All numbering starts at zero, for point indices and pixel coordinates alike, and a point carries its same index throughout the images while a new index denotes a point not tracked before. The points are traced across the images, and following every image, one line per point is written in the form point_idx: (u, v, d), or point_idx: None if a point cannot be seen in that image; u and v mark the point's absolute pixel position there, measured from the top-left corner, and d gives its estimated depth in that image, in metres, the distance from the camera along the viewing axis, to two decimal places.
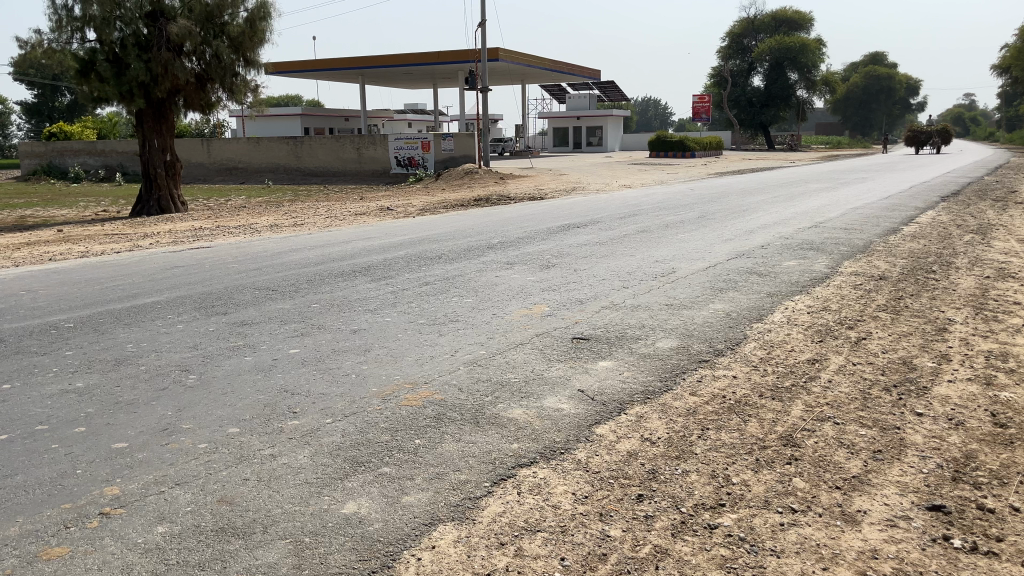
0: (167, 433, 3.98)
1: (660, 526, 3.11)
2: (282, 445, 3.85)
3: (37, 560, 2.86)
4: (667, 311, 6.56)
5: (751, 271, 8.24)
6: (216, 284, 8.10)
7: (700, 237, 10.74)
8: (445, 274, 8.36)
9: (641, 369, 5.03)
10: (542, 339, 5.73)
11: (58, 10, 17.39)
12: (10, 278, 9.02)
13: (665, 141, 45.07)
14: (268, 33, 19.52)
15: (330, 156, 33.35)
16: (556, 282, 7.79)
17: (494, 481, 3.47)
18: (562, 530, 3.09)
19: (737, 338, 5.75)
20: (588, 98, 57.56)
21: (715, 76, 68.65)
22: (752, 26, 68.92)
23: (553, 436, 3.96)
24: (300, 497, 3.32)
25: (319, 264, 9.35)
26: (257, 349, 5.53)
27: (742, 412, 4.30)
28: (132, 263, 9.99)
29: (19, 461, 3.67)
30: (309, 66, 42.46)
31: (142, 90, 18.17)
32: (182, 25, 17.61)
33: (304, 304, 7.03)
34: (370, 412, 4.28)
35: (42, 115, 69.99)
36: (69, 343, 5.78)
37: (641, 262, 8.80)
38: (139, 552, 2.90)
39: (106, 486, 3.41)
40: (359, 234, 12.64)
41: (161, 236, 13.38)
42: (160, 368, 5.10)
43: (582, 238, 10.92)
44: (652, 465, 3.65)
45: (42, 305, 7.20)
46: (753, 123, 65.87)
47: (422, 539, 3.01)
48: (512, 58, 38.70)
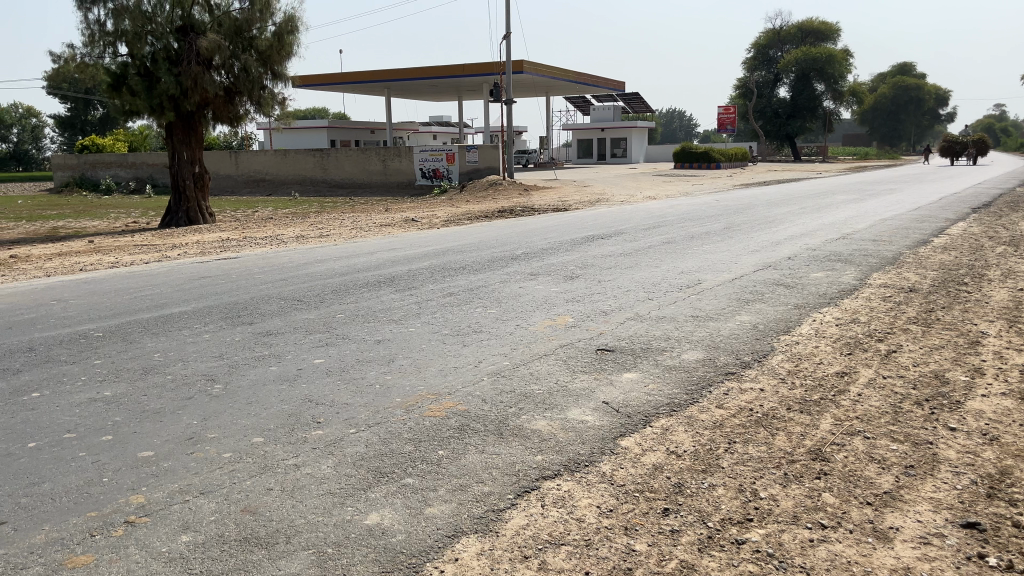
0: (192, 442, 4.01)
1: (687, 540, 3.06)
2: (306, 455, 3.85)
3: (62, 567, 2.87)
4: (692, 322, 6.50)
5: (778, 283, 8.16)
6: (243, 295, 8.15)
7: (726, 248, 10.64)
8: (470, 285, 8.36)
9: (666, 381, 4.98)
10: (566, 350, 5.71)
11: (91, 25, 17.72)
12: (42, 287, 9.17)
13: (690, 153, 44.84)
14: (296, 46, 19.71)
15: (356, 168, 33.58)
16: (580, 293, 7.75)
17: (518, 494, 3.43)
18: (587, 544, 3.05)
19: (765, 350, 5.68)
20: (613, 110, 57.57)
21: (741, 88, 68.23)
22: (778, 36, 68.25)
23: (577, 448, 3.93)
24: (324, 507, 3.31)
25: (344, 275, 9.39)
26: (282, 360, 5.55)
27: (769, 426, 4.24)
28: (161, 274, 10.11)
29: (46, 469, 3.70)
30: (336, 80, 42.83)
31: (173, 104, 18.43)
32: (212, 40, 17.88)
33: (329, 314, 7.05)
34: (393, 422, 4.28)
35: (74, 129, 71.23)
36: (98, 351, 5.86)
37: (667, 273, 8.75)
38: (163, 561, 2.91)
39: (132, 494, 3.43)
40: (383, 245, 12.69)
41: (189, 247, 13.51)
42: (186, 377, 5.14)
43: (606, 250, 10.86)
44: (679, 478, 3.60)
45: (73, 315, 7.29)
46: (780, 134, 65.29)
47: (445, 551, 2.98)
48: (537, 70, 38.77)
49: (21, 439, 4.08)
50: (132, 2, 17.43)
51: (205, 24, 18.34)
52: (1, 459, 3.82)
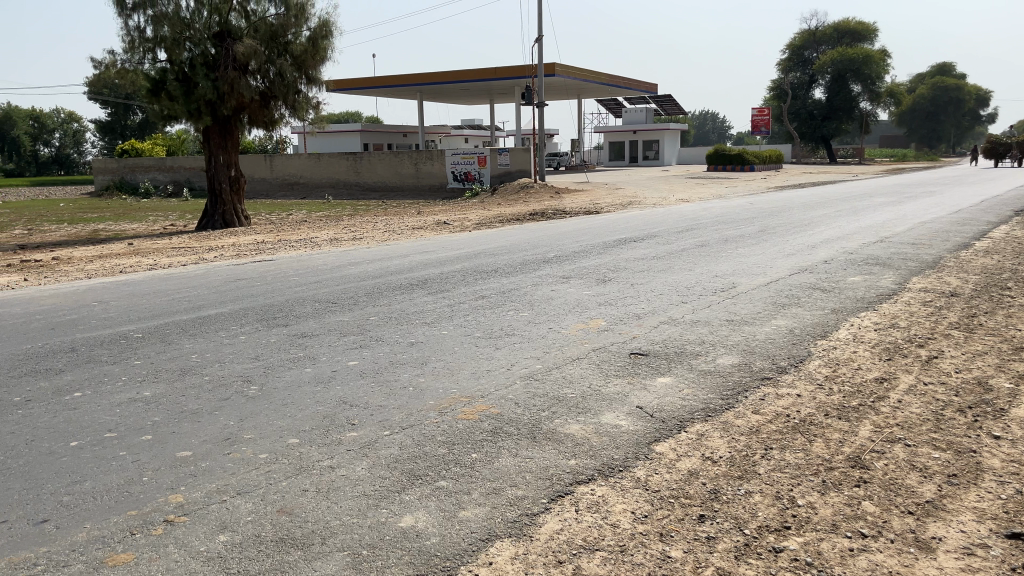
0: (229, 443, 4.05)
1: (723, 548, 3.03)
2: (340, 456, 3.88)
3: (103, 566, 2.92)
4: (727, 326, 6.43)
5: (815, 287, 8.04)
6: (278, 297, 8.23)
7: (761, 252, 10.51)
8: (502, 288, 8.36)
9: (701, 387, 4.93)
10: (599, 354, 5.68)
11: (131, 32, 18.08)
12: (83, 288, 9.37)
13: (723, 155, 44.30)
14: (330, 51, 19.88)
15: (389, 172, 33.75)
16: (613, 296, 7.71)
17: (552, 498, 3.42)
18: (622, 550, 3.03)
19: (802, 355, 5.60)
20: (645, 113, 57.33)
21: (776, 89, 67.45)
22: (813, 37, 67.31)
23: (611, 453, 3.91)
24: (358, 509, 3.33)
25: (377, 277, 9.46)
26: (317, 361, 5.60)
27: (807, 432, 4.17)
28: (198, 275, 10.27)
29: (88, 467, 3.76)
30: (369, 84, 43.19)
31: (209, 108, 18.72)
32: (248, 45, 18.12)
33: (362, 317, 7.09)
34: (427, 424, 4.29)
35: (114, 134, 72.56)
36: (138, 352, 5.96)
37: (701, 277, 8.66)
38: (202, 560, 2.94)
39: (171, 494, 3.47)
40: (416, 248, 12.77)
41: (225, 250, 13.69)
42: (223, 378, 5.21)
43: (639, 253, 10.79)
44: (714, 484, 3.56)
45: (114, 316, 7.43)
46: (815, 136, 64.42)
47: (479, 555, 2.98)
48: (568, 72, 38.64)
49: (63, 438, 4.16)
50: (171, 9, 17.76)
51: (242, 29, 18.62)
52: (45, 458, 3.90)
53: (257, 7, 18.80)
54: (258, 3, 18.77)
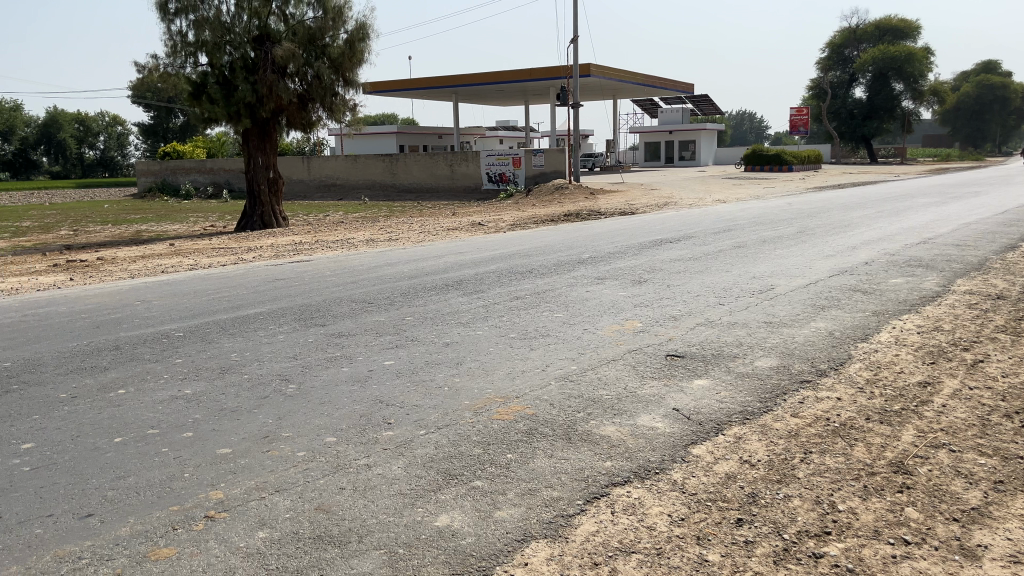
0: (268, 441, 4.10)
1: (762, 552, 2.99)
2: (377, 455, 3.90)
3: (146, 559, 2.98)
4: (765, 328, 6.36)
5: (855, 288, 7.93)
6: (316, 297, 8.33)
7: (800, 253, 10.39)
8: (536, 288, 8.37)
9: (738, 389, 4.86)
10: (635, 355, 5.65)
11: (174, 36, 18.44)
12: (127, 288, 9.58)
13: (761, 155, 43.78)
14: (367, 53, 20.03)
15: (424, 173, 33.91)
16: (648, 298, 7.67)
17: (586, 500, 3.41)
18: (659, 553, 3.01)
19: (842, 358, 5.51)
20: (681, 113, 56.94)
21: (815, 88, 66.52)
22: (854, 35, 66.03)
23: (647, 456, 3.87)
24: (395, 508, 3.34)
25: (413, 278, 9.53)
26: (353, 361, 5.64)
27: (848, 436, 4.11)
28: (238, 275, 10.44)
29: (132, 464, 3.84)
30: (405, 85, 43.45)
31: (249, 111, 18.97)
32: (287, 48, 18.37)
33: (398, 317, 7.14)
34: (462, 424, 4.31)
35: (157, 137, 73.95)
36: (179, 351, 6.05)
37: (738, 279, 8.58)
38: (242, 556, 2.98)
39: (211, 490, 3.53)
40: (451, 248, 12.85)
41: (263, 250, 13.89)
42: (262, 377, 5.27)
43: (675, 254, 10.74)
44: (753, 488, 3.52)
45: (156, 315, 7.57)
46: (855, 136, 63.38)
47: (515, 555, 2.98)
48: (604, 73, 38.50)
49: (107, 434, 4.25)
50: (212, 14, 18.10)
51: (281, 33, 18.87)
52: (90, 453, 3.98)
53: (295, 10, 19.04)
54: (297, 7, 19.01)
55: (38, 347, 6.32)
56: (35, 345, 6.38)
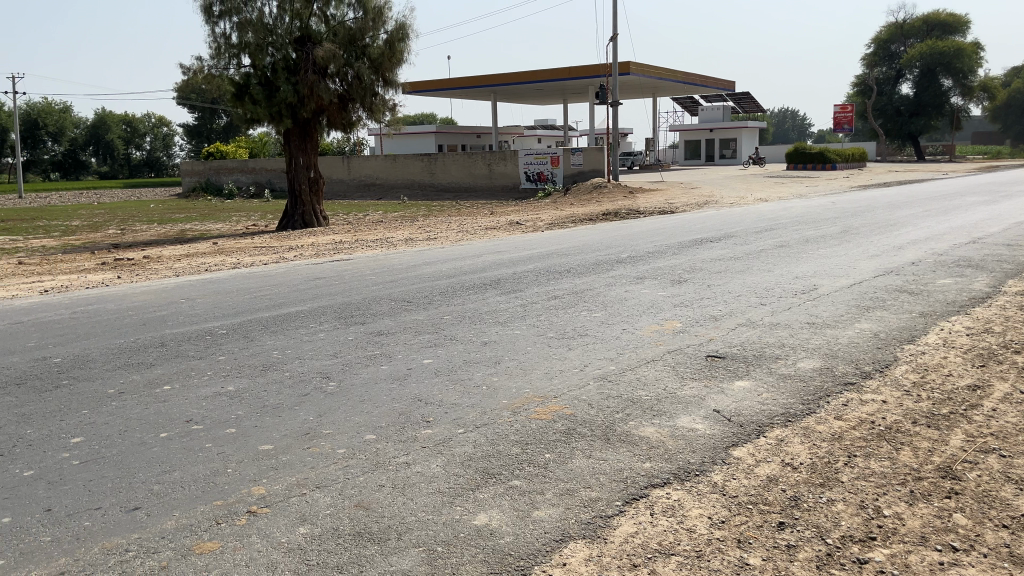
0: (308, 438, 4.15)
1: (804, 557, 2.94)
2: (415, 453, 3.92)
3: (190, 553, 3.03)
4: (808, 329, 6.27)
5: (901, 289, 7.77)
6: (355, 295, 8.42)
7: (844, 253, 10.19)
8: (574, 288, 8.35)
9: (781, 391, 4.79)
10: (675, 355, 5.60)
11: (218, 38, 18.76)
12: (171, 286, 9.76)
13: (803, 153, 43.11)
14: (406, 53, 20.15)
15: (463, 172, 34.03)
16: (689, 297, 7.60)
17: (626, 501, 3.38)
18: (698, 556, 2.98)
19: (888, 360, 5.40)
20: (722, 110, 56.30)
21: (859, 85, 65.25)
22: (901, 30, 64.49)
23: (687, 457, 3.84)
24: (433, 506, 3.36)
25: (452, 276, 9.56)
26: (392, 359, 5.68)
27: (894, 439, 4.02)
28: (279, 274, 10.58)
29: (178, 458, 3.91)
30: (444, 85, 43.66)
31: (291, 111, 19.22)
32: (327, 49, 18.58)
33: (437, 315, 7.19)
34: (500, 424, 4.31)
35: (201, 137, 75.22)
36: (222, 348, 6.15)
37: (780, 279, 8.46)
38: (283, 551, 3.02)
39: (254, 486, 3.58)
40: (488, 247, 12.88)
41: (305, 249, 14.06)
42: (303, 374, 5.33)
43: (716, 253, 10.62)
44: (795, 492, 3.47)
45: (201, 312, 7.71)
46: (901, 133, 62.04)
47: (553, 555, 2.97)
48: (643, 71, 38.22)
49: (154, 429, 4.33)
50: (255, 16, 18.39)
51: (322, 34, 19.10)
52: (136, 448, 4.07)
53: (336, 12, 19.28)
54: (337, 8, 19.23)
55: (87, 343, 6.48)
56: (85, 341, 6.54)
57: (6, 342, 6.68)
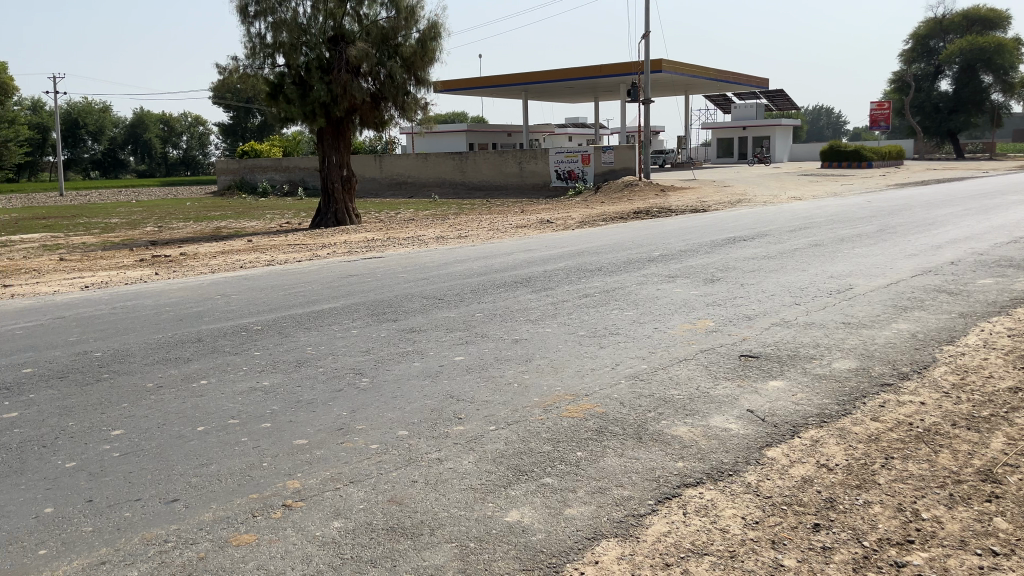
0: (342, 433, 4.19)
1: (840, 559, 2.91)
2: (448, 449, 3.95)
3: (228, 544, 3.08)
4: (844, 329, 6.20)
5: (939, 289, 7.64)
6: (388, 292, 8.49)
7: (881, 252, 10.03)
8: (606, 286, 8.33)
9: (816, 392, 4.74)
10: (707, 355, 5.56)
11: (253, 38, 18.98)
12: (207, 282, 9.93)
13: (838, 151, 42.48)
14: (438, 52, 20.23)
15: (494, 171, 34.10)
16: (722, 296, 7.55)
17: (658, 500, 3.37)
18: (731, 556, 2.96)
19: (926, 361, 5.32)
20: (756, 108, 55.71)
21: (897, 81, 64.17)
22: (941, 26, 63.26)
23: (720, 457, 3.81)
24: (466, 502, 3.38)
25: (483, 274, 9.59)
26: (425, 356, 5.71)
27: (932, 442, 3.96)
28: (313, 271, 10.69)
29: (215, 452, 3.97)
30: (476, 83, 43.79)
31: (324, 110, 19.38)
32: (360, 48, 18.72)
33: (469, 313, 7.21)
34: (532, 421, 4.32)
35: (236, 136, 76.31)
36: (257, 344, 6.23)
37: (815, 278, 8.36)
38: (318, 545, 3.06)
39: (289, 480, 3.62)
40: (519, 245, 12.92)
41: (338, 247, 14.19)
42: (336, 370, 5.39)
43: (749, 252, 10.53)
44: (831, 493, 3.43)
45: (236, 308, 7.82)
46: (940, 130, 60.86)
47: (585, 554, 2.97)
48: (676, 68, 37.95)
49: (191, 423, 4.41)
50: (289, 16, 18.55)
51: (355, 33, 19.24)
52: (174, 441, 4.14)
53: (369, 11, 19.40)
54: (370, 7, 19.36)
55: (126, 338, 6.61)
56: (125, 336, 6.67)
57: (49, 336, 6.85)
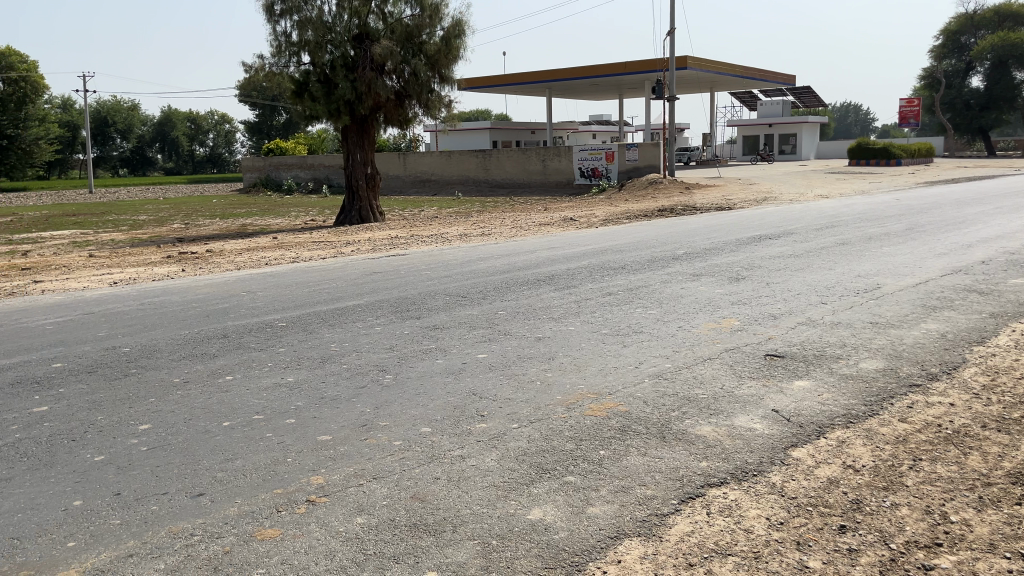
0: (365, 429, 4.22)
1: (866, 562, 2.88)
2: (471, 447, 3.95)
3: (252, 539, 3.11)
4: (871, 328, 6.12)
5: (969, 288, 7.53)
6: (412, 290, 8.49)
7: (909, 251, 9.89)
8: (630, 285, 8.29)
9: (841, 392, 4.68)
10: (732, 355, 5.50)
11: (279, 37, 19.13)
12: (232, 279, 10.02)
13: (867, 149, 41.92)
14: (463, 50, 20.25)
15: (517, 169, 34.10)
16: (747, 295, 7.49)
17: (681, 500, 3.35)
18: (756, 557, 2.94)
19: (955, 361, 5.24)
20: (782, 105, 55.19)
21: (927, 78, 63.25)
22: (972, 21, 62.27)
23: (745, 457, 3.78)
24: (488, 500, 3.38)
25: (506, 272, 9.57)
26: (448, 353, 5.72)
27: (961, 443, 3.90)
28: (337, 268, 10.76)
29: (240, 447, 4.01)
30: (499, 81, 43.81)
31: (348, 108, 19.48)
32: (385, 46, 18.79)
33: (492, 311, 7.21)
34: (555, 419, 4.31)
35: (261, 134, 77.02)
36: (282, 340, 6.28)
37: (841, 277, 8.27)
38: (341, 540, 3.07)
39: (312, 475, 3.65)
40: (544, 243, 12.89)
41: (362, 244, 14.23)
42: (360, 367, 5.41)
43: (775, 250, 10.43)
44: (857, 495, 3.39)
45: (261, 305, 7.90)
46: (971, 127, 59.91)
47: (608, 552, 2.96)
48: (701, 65, 37.66)
49: (217, 418, 4.45)
50: (315, 14, 18.67)
51: (380, 31, 19.32)
52: (200, 436, 4.18)
53: (394, 9, 19.47)
54: (395, 5, 19.43)
55: (153, 334, 6.69)
56: (152, 332, 6.75)
57: (78, 331, 6.95)
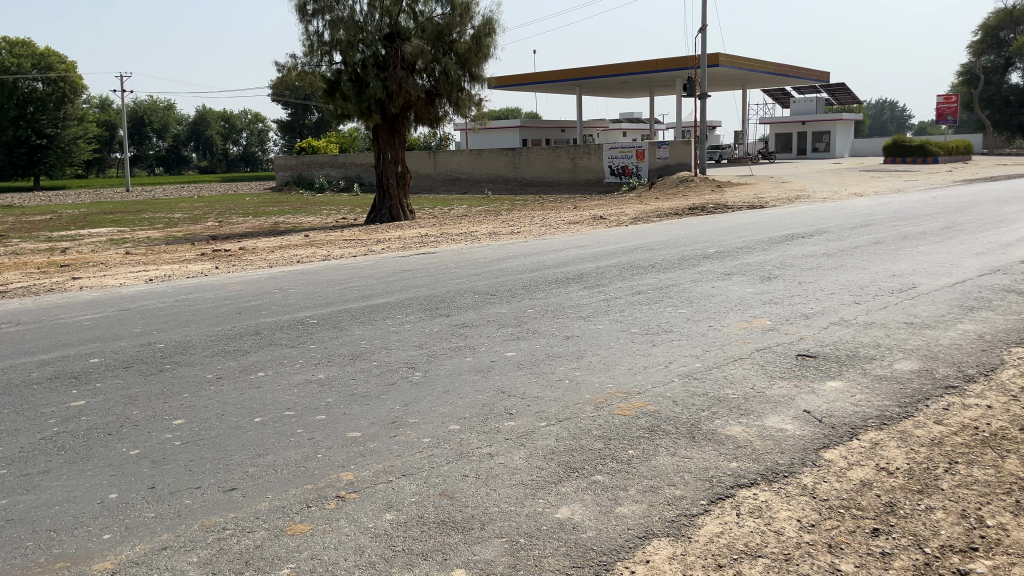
0: (395, 426, 4.25)
1: (899, 566, 2.83)
2: (499, 444, 3.96)
3: (283, 533, 3.15)
4: (906, 329, 6.02)
5: (1007, 288, 7.37)
6: (441, 288, 8.51)
7: (945, 250, 9.71)
8: (660, 284, 8.22)
9: (875, 393, 4.62)
10: (763, 355, 5.45)
11: (311, 36, 19.30)
12: (263, 276, 10.11)
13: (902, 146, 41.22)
14: (493, 48, 20.27)
15: (547, 167, 34.05)
16: (778, 294, 7.40)
17: (711, 501, 3.33)
18: (787, 559, 2.91)
19: (993, 363, 5.14)
20: (816, 102, 54.49)
21: (965, 74, 62.03)
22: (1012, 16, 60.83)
23: (776, 457, 3.75)
24: (516, 497, 3.38)
25: (535, 270, 9.55)
26: (476, 352, 5.73)
27: (998, 446, 3.83)
28: (367, 266, 10.82)
29: (271, 443, 4.06)
30: (530, 79, 43.76)
31: (379, 107, 19.61)
32: (416, 45, 18.88)
33: (520, 309, 7.21)
34: (583, 418, 4.30)
35: (294, 133, 77.68)
36: (313, 337, 6.34)
37: (876, 276, 8.15)
38: (370, 536, 3.10)
39: (342, 471, 3.68)
40: (572, 242, 12.87)
41: (392, 242, 14.31)
42: (390, 364, 5.45)
43: (807, 249, 10.30)
44: (890, 498, 3.34)
45: (293, 302, 7.96)
46: (1010, 124, 58.66)
47: (635, 552, 2.95)
48: (733, 62, 37.25)
49: (248, 414, 4.51)
50: (346, 13, 18.80)
51: (411, 30, 19.41)
52: (233, 431, 4.24)
53: (425, 7, 19.56)
54: (426, 4, 19.51)
55: (187, 330, 6.78)
56: (186, 328, 6.85)
57: (114, 328, 7.06)
